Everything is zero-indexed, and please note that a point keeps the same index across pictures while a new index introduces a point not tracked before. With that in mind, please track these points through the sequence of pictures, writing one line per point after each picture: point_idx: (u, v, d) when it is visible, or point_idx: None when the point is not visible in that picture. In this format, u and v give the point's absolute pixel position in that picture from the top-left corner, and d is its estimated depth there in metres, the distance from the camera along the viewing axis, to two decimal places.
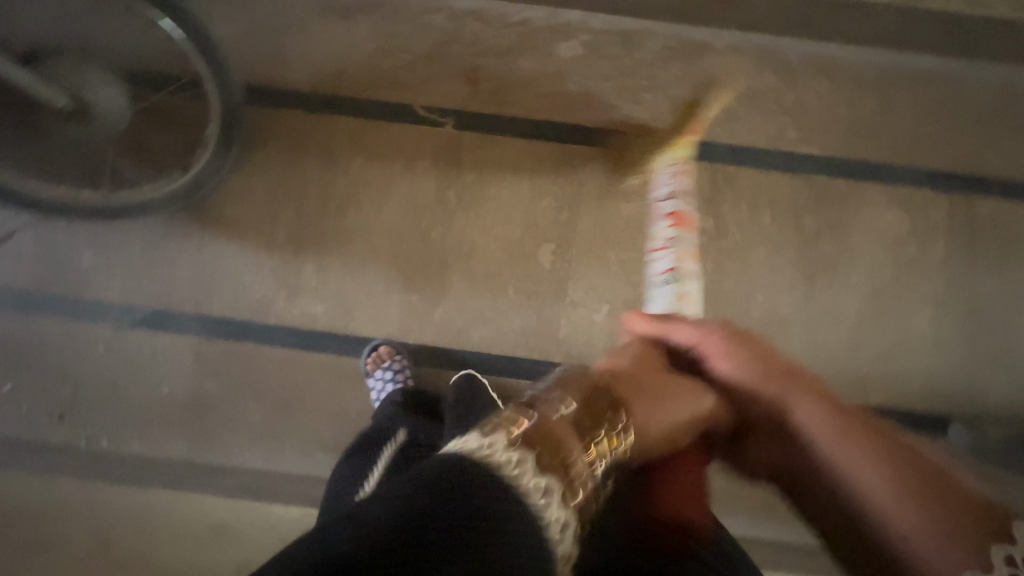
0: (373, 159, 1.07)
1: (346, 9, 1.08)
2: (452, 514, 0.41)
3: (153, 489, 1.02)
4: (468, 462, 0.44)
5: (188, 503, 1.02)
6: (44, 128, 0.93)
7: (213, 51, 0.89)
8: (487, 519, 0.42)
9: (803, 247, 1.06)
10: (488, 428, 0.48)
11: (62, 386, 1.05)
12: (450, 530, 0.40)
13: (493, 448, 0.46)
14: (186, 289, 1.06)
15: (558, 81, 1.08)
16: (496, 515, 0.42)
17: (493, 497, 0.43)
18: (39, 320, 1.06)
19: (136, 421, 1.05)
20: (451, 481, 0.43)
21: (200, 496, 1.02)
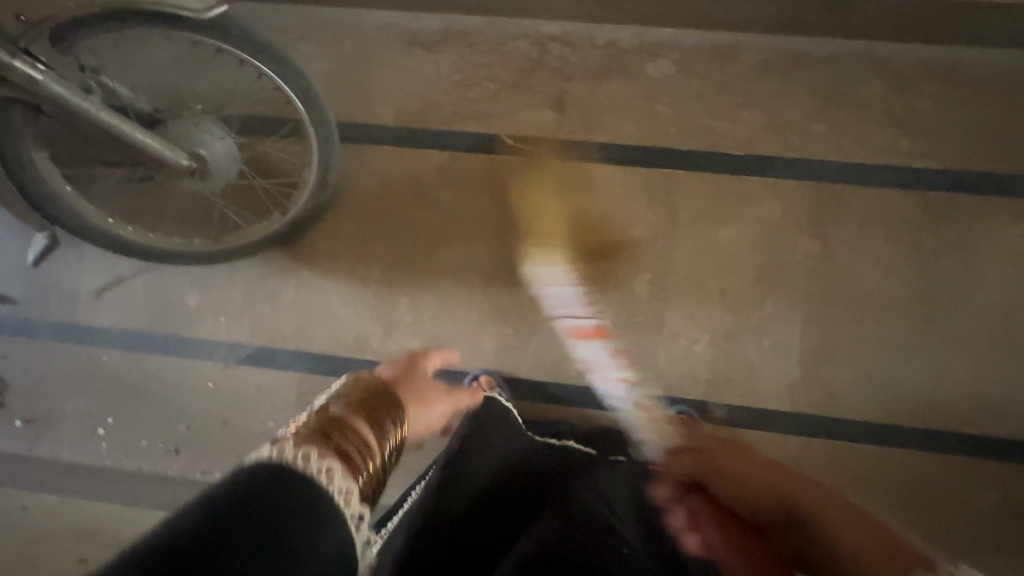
0: (461, 192, 1.06)
1: (430, 41, 1.08)
2: (245, 517, 0.41)
3: None
4: (274, 467, 0.46)
5: None
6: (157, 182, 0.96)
7: (312, 95, 0.89)
8: (291, 515, 0.44)
9: (919, 267, 1.00)
10: (284, 434, 0.52)
11: (174, 421, 1.10)
12: (264, 525, 0.42)
13: (294, 452, 0.48)
14: (286, 326, 1.08)
15: (648, 102, 1.04)
16: (306, 511, 0.45)
17: (298, 493, 0.45)
18: (152, 359, 1.11)
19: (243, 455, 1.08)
20: (253, 485, 0.44)
21: None
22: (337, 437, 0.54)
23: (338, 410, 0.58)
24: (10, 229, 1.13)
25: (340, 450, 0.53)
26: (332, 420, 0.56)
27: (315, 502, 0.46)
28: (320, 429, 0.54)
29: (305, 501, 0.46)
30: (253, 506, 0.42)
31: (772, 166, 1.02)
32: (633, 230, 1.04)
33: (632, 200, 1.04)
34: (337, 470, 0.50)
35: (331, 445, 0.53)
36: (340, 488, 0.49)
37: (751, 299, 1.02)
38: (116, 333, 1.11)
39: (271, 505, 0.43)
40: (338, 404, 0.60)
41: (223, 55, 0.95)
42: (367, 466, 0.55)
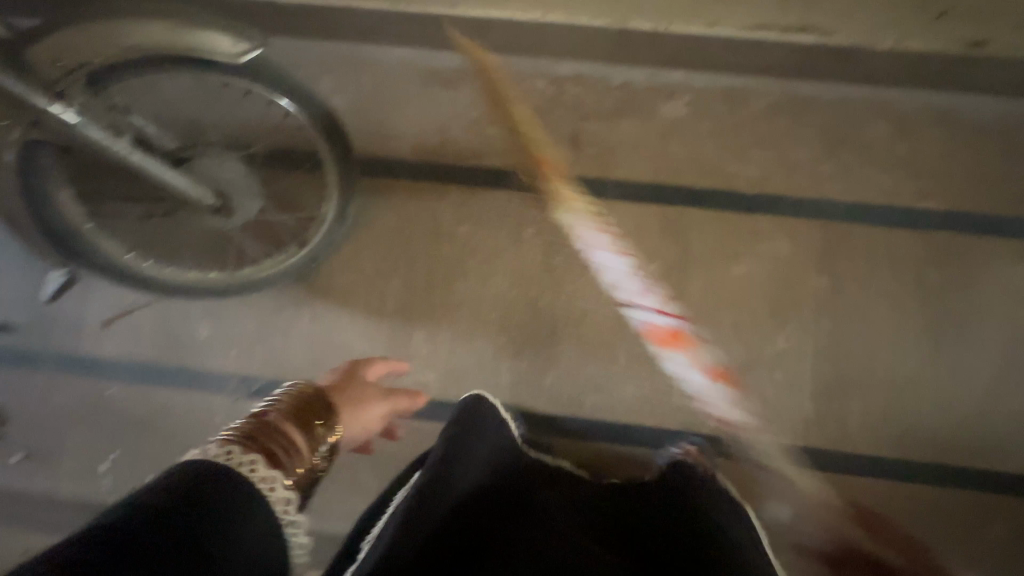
0: (478, 226, 1.08)
1: (448, 78, 1.10)
2: (175, 505, 0.45)
3: None
4: (201, 466, 0.50)
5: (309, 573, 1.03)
6: (175, 214, 0.95)
7: (336, 132, 0.90)
8: (217, 504, 0.48)
9: (924, 304, 1.03)
10: (218, 437, 0.55)
11: (181, 454, 1.08)
12: (194, 509, 0.46)
13: (221, 452, 0.53)
14: (300, 357, 1.08)
15: (661, 141, 1.07)
16: (235, 500, 0.49)
17: (226, 486, 0.49)
18: (160, 391, 1.09)
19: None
20: (183, 479, 0.48)
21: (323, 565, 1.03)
22: (264, 440, 0.57)
23: (273, 414, 0.62)
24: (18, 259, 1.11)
25: (266, 450, 0.56)
26: (264, 424, 0.60)
27: (242, 492, 0.50)
28: (252, 431, 0.58)
29: (234, 490, 0.50)
30: (187, 495, 0.47)
31: (781, 204, 1.05)
32: (647, 266, 1.06)
33: (646, 236, 1.06)
34: (262, 465, 0.53)
35: (257, 445, 0.56)
36: (263, 479, 0.52)
37: (763, 334, 1.04)
38: (123, 364, 1.10)
39: (203, 493, 0.47)
40: (274, 408, 0.63)
41: (243, 90, 0.96)
42: (294, 464, 0.58)
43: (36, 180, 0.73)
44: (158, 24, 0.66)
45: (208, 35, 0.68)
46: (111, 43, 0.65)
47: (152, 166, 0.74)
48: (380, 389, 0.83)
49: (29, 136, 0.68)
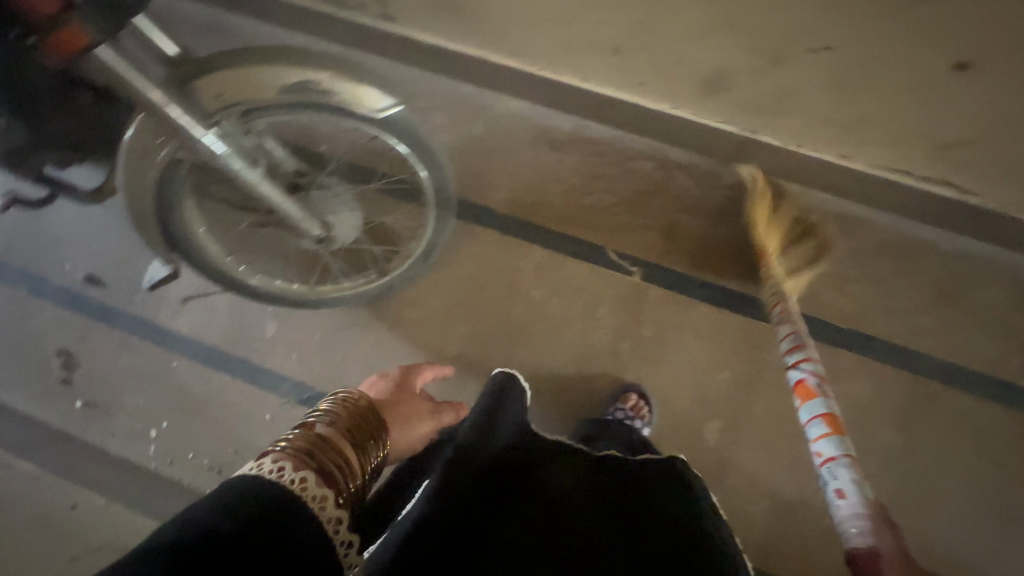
0: (554, 293, 1.07)
1: (559, 141, 1.10)
2: (218, 523, 0.45)
3: None
4: (256, 482, 0.50)
5: None
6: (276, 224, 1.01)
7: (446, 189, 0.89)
8: (266, 525, 0.48)
9: (1004, 488, 0.96)
10: (274, 450, 0.56)
11: (225, 441, 1.12)
12: (244, 524, 0.46)
13: (274, 466, 0.52)
14: (353, 378, 1.10)
15: (760, 252, 1.04)
16: (277, 511, 0.49)
17: (270, 501, 0.49)
18: (219, 377, 1.13)
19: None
20: (233, 499, 0.48)
21: None
22: (319, 456, 0.57)
23: (327, 428, 0.61)
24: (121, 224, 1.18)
25: (317, 465, 0.56)
26: (319, 439, 0.59)
27: (279, 508, 0.49)
28: (310, 445, 0.58)
29: (276, 502, 0.50)
30: (238, 513, 0.47)
31: (871, 346, 1.00)
32: (715, 374, 1.03)
33: (721, 343, 1.03)
34: (310, 479, 0.53)
35: (313, 461, 0.56)
36: (308, 493, 0.52)
37: (820, 474, 0.99)
38: (191, 343, 1.15)
39: (245, 507, 0.48)
40: (331, 419, 0.63)
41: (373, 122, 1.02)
42: (343, 477, 0.58)
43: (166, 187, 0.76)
44: (321, 74, 0.69)
45: (364, 91, 0.71)
46: (274, 85, 0.67)
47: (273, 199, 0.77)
48: (425, 405, 0.81)
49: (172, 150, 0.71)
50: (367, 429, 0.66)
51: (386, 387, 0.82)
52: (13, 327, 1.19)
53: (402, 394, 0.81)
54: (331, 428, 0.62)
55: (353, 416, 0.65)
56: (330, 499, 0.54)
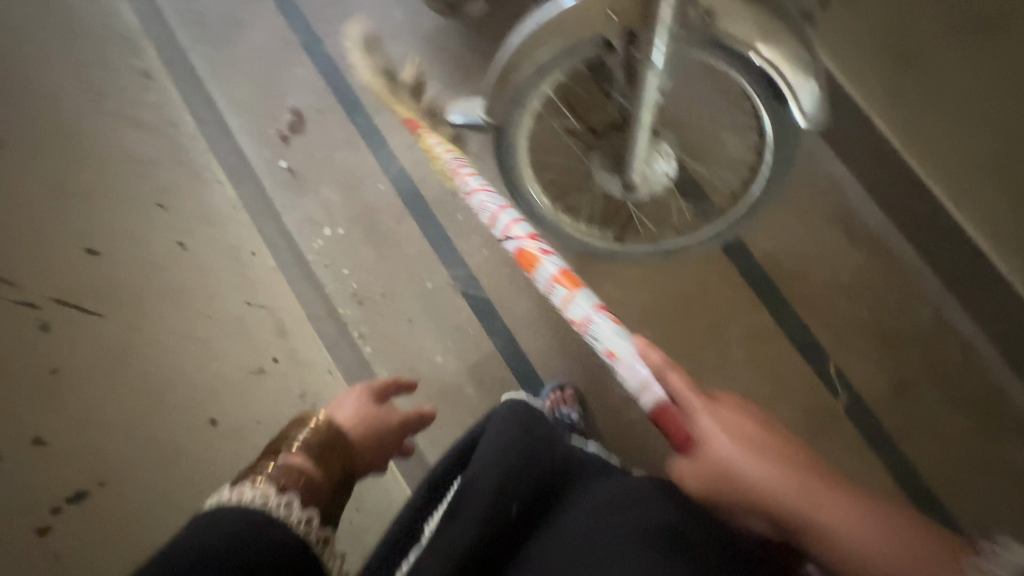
0: (753, 365, 1.00)
1: (858, 231, 0.99)
2: (193, 544, 0.37)
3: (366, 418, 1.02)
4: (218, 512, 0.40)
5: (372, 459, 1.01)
6: (568, 140, 0.98)
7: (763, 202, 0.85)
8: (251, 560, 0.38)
9: None
10: (223, 488, 0.43)
11: (379, 280, 1.11)
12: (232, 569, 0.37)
13: (255, 490, 0.43)
14: (522, 306, 1.08)
15: (979, 470, 0.92)
16: (253, 533, 0.40)
17: (253, 532, 0.40)
18: (409, 224, 1.13)
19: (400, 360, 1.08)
20: (199, 530, 0.38)
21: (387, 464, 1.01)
22: (304, 477, 0.47)
23: (297, 453, 0.49)
24: (412, 38, 1.18)
25: (305, 486, 0.46)
26: (292, 466, 0.47)
27: (253, 531, 0.40)
28: (296, 457, 0.48)
29: (246, 531, 0.40)
30: (224, 553, 0.37)
31: None
32: None
33: None
34: (300, 502, 0.44)
35: (303, 482, 0.46)
36: (300, 516, 0.43)
37: None
38: (405, 179, 1.14)
39: (217, 542, 0.38)
40: (309, 438, 0.51)
41: (712, 104, 0.96)
42: (325, 492, 0.48)
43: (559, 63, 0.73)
44: (774, 54, 0.64)
45: (797, 77, 0.65)
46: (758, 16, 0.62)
47: (645, 114, 0.70)
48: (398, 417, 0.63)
49: (604, 35, 0.67)
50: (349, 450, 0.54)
51: (344, 407, 0.61)
52: (267, 65, 1.20)
53: (369, 422, 0.60)
54: (300, 456, 0.48)
55: (330, 433, 0.53)
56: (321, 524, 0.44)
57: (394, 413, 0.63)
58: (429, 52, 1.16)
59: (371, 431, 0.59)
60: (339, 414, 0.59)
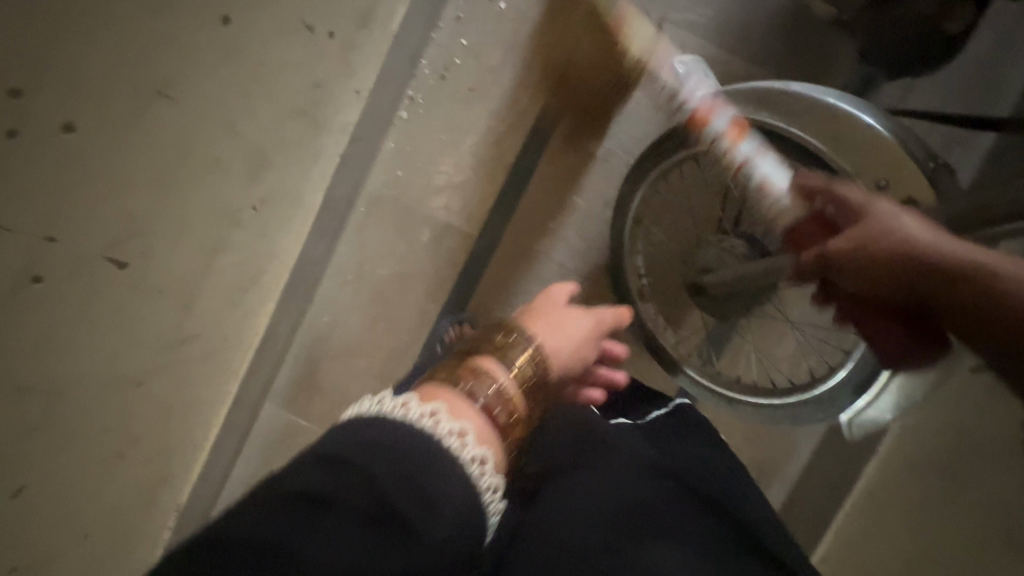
0: None
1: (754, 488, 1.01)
2: (361, 456, 0.35)
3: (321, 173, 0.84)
4: (355, 449, 0.36)
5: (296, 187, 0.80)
6: (714, 197, 0.88)
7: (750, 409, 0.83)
8: (394, 503, 0.34)
9: None
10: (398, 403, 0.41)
11: (478, 80, 0.99)
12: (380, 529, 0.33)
13: (407, 404, 0.42)
14: (529, 235, 1.02)
15: None
16: (428, 461, 0.37)
17: (423, 451, 0.37)
18: (550, 77, 0.99)
19: (449, 153, 1.01)
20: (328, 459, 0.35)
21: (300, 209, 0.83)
22: (503, 408, 0.50)
23: (488, 394, 0.50)
24: None
25: (492, 418, 0.48)
26: (482, 408, 0.48)
27: (420, 460, 0.37)
28: (454, 378, 0.50)
29: (393, 450, 0.37)
30: (366, 498, 0.33)
31: None
32: None
33: None
34: (471, 438, 0.41)
35: (499, 417, 0.49)
36: (472, 455, 0.40)
37: None
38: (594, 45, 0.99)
39: (383, 461, 0.35)
40: (521, 359, 0.57)
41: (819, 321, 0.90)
42: (519, 420, 0.52)
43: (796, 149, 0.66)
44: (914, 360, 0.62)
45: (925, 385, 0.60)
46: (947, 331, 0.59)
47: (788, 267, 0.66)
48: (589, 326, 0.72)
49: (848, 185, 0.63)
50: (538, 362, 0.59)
51: (575, 321, 0.71)
52: None
53: (569, 339, 0.68)
54: (488, 394, 0.50)
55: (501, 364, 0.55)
56: (488, 459, 0.41)
57: (591, 315, 0.74)
58: None
59: (575, 348, 0.69)
60: (544, 331, 0.66)
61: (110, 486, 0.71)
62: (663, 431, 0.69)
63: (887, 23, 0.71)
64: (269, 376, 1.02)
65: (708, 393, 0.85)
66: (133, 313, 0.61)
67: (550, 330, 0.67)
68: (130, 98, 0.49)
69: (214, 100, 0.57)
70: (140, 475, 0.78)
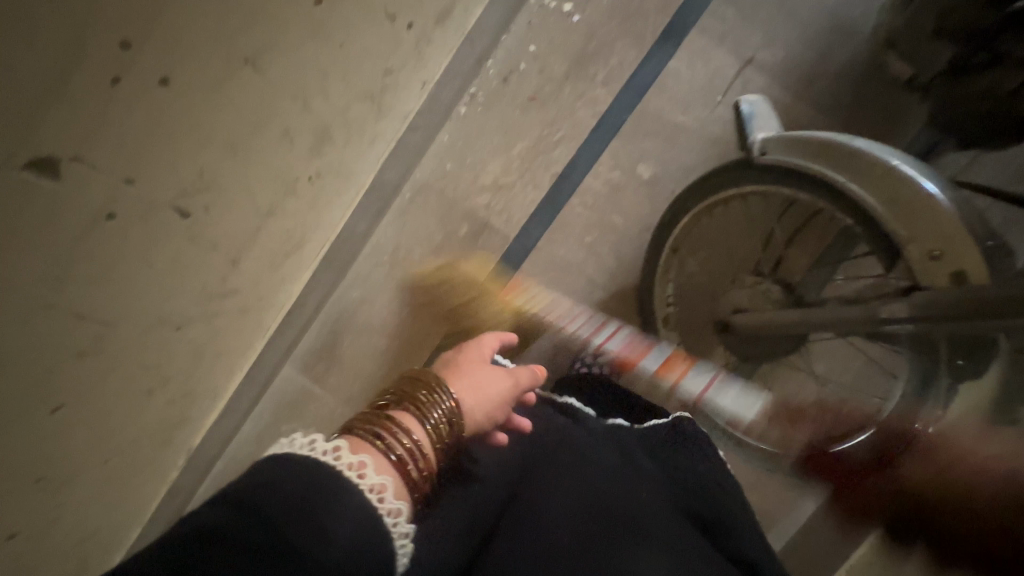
0: None
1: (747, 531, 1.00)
2: (265, 497, 0.37)
3: (377, 155, 0.87)
4: (245, 492, 0.37)
5: (352, 168, 0.84)
6: (759, 236, 0.87)
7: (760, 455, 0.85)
8: (287, 535, 0.35)
9: None
10: (313, 442, 0.44)
11: (538, 88, 1.00)
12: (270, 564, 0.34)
13: (326, 447, 0.43)
14: (563, 246, 1.03)
15: None
16: (327, 498, 0.39)
17: (323, 490, 0.39)
18: (610, 96, 1.00)
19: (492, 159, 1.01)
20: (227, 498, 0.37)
21: (352, 185, 0.87)
22: (418, 464, 0.50)
23: (398, 451, 0.50)
24: (829, 6, 0.95)
25: (407, 472, 0.49)
26: (395, 465, 0.48)
27: (323, 501, 0.38)
28: (371, 430, 0.50)
29: (293, 493, 0.38)
30: (262, 533, 0.35)
31: None
32: None
33: None
34: (390, 491, 0.44)
35: (412, 471, 0.49)
36: (387, 509, 0.42)
37: None
38: (659, 71, 0.99)
39: (277, 503, 0.37)
40: (437, 415, 0.55)
41: (848, 376, 0.88)
42: (430, 473, 0.52)
43: (847, 205, 0.65)
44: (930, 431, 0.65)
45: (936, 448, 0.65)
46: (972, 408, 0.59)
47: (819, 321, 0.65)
48: (510, 380, 0.68)
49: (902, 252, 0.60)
50: (449, 425, 0.55)
51: (490, 384, 0.65)
52: None
53: (487, 404, 0.63)
54: (394, 457, 0.49)
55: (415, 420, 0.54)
56: (401, 508, 0.44)
57: (510, 377, 0.68)
58: (817, 34, 0.96)
59: (493, 410, 0.63)
60: (463, 390, 0.61)
61: (135, 419, 0.76)
62: (663, 435, 0.75)
63: (960, 96, 0.70)
64: (293, 340, 1.05)
65: (720, 434, 0.86)
66: (187, 262, 0.65)
67: (466, 393, 0.61)
68: (225, 71, 0.53)
69: (294, 76, 0.61)
70: (162, 415, 0.82)
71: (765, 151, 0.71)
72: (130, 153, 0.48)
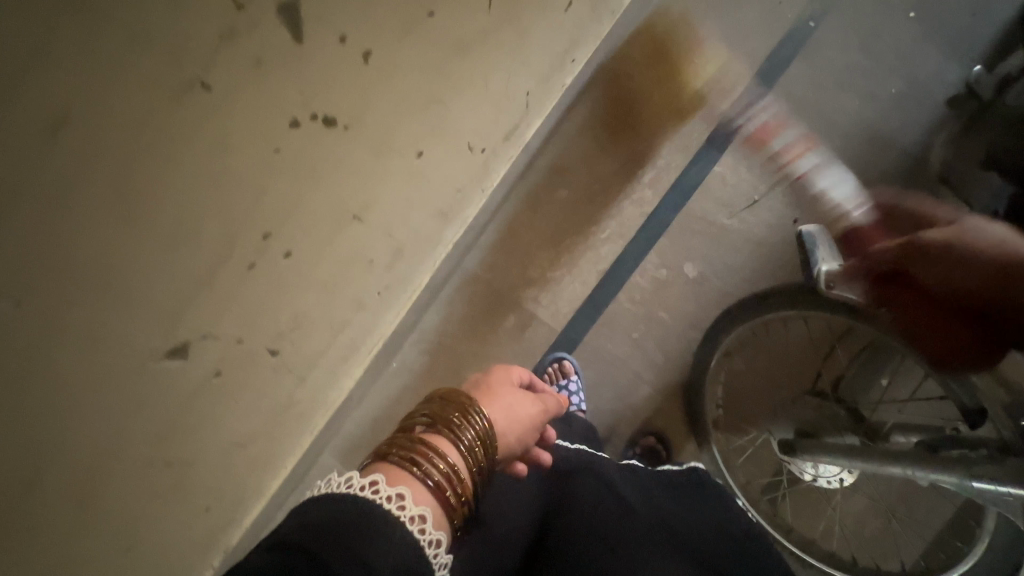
0: None
1: None
2: (306, 540, 0.34)
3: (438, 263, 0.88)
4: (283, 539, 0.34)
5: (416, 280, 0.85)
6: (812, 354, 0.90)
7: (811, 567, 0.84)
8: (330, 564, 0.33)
9: None
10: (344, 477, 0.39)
11: (587, 188, 1.04)
12: None
13: (364, 482, 0.38)
14: (608, 338, 1.04)
15: None
16: (367, 529, 0.35)
17: (364, 521, 0.36)
18: (656, 196, 1.03)
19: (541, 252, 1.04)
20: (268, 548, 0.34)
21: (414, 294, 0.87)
22: (459, 491, 0.43)
23: (433, 467, 0.42)
24: (867, 118, 1.00)
25: (450, 500, 0.42)
26: (433, 484, 0.41)
27: (363, 535, 0.35)
28: (401, 453, 0.43)
29: (343, 531, 0.34)
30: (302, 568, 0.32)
31: None
32: None
33: None
34: (431, 523, 0.39)
35: (451, 498, 0.42)
36: (430, 541, 0.38)
37: None
38: (704, 174, 1.03)
39: (327, 543, 0.34)
40: (472, 435, 0.45)
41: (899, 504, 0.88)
42: (468, 499, 0.44)
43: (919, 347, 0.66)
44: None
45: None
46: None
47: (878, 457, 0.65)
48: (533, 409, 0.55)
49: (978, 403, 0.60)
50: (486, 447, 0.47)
51: (520, 409, 0.54)
52: None
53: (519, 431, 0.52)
54: (427, 475, 0.41)
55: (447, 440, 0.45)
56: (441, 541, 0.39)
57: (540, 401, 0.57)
58: (856, 144, 1.00)
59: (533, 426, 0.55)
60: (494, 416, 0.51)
61: None
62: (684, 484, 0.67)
63: None
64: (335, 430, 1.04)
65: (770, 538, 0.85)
66: (263, 388, 0.64)
67: (497, 414, 0.51)
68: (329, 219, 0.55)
69: None
70: None
71: (832, 285, 0.69)
72: (208, 312, 0.50)
